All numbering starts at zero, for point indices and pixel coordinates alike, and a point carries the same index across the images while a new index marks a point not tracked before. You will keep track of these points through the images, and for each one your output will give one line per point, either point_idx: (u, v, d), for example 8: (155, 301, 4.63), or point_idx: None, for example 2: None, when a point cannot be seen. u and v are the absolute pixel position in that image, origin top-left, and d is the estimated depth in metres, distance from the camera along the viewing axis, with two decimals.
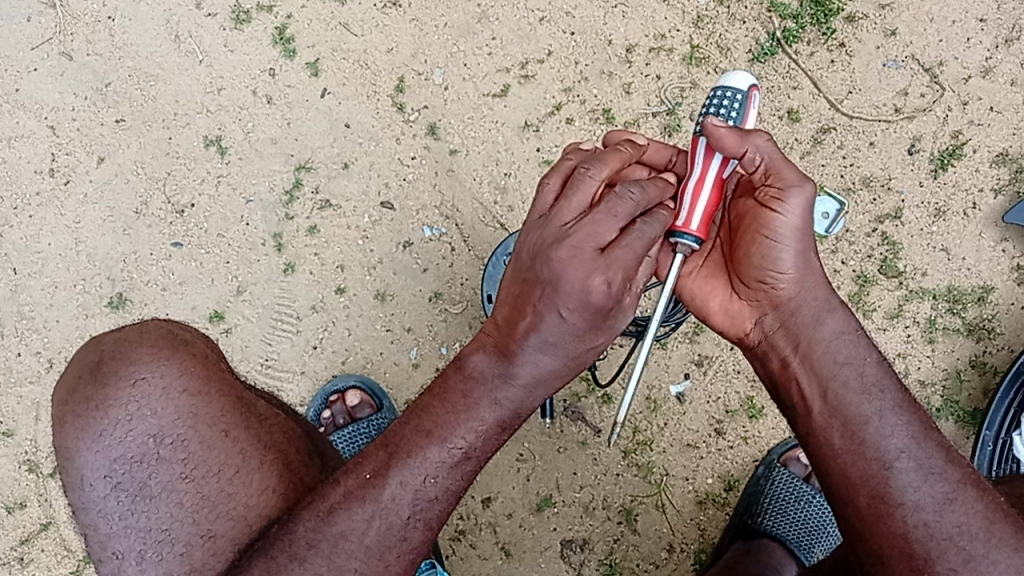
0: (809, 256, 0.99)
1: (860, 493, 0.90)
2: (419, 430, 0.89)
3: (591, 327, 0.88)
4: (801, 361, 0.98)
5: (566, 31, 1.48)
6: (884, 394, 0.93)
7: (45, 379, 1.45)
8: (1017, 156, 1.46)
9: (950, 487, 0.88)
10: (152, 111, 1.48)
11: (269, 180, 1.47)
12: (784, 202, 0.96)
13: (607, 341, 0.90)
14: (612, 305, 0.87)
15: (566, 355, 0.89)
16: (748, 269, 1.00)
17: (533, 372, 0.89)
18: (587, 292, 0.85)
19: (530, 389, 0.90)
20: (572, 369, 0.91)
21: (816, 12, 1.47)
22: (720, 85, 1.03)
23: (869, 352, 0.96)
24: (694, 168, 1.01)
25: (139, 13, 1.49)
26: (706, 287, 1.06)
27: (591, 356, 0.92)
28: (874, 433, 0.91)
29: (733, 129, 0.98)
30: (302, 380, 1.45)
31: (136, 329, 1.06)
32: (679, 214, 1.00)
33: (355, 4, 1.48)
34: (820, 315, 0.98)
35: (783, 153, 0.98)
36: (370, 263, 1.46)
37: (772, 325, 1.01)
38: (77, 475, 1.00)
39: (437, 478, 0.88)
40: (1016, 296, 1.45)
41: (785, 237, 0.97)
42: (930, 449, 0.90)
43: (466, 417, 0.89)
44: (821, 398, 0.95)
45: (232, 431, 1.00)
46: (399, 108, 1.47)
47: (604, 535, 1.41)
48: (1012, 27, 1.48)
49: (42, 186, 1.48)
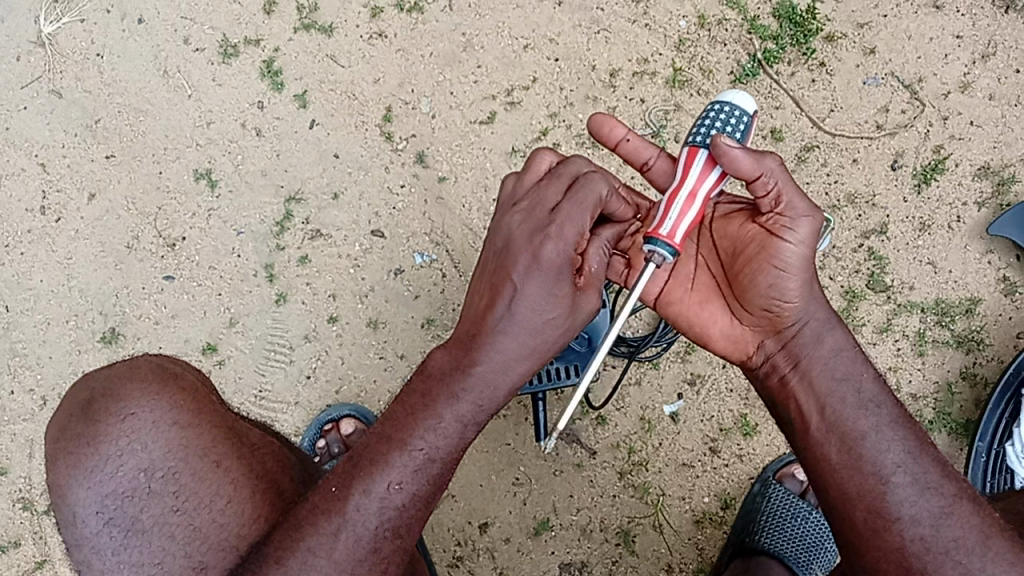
0: (812, 284, 0.99)
1: (857, 507, 0.90)
2: (415, 455, 0.90)
3: (544, 294, 0.94)
4: (800, 379, 0.99)
5: (550, 57, 1.51)
6: (881, 409, 0.94)
7: (39, 416, 1.45)
8: (998, 169, 1.48)
9: (945, 501, 0.89)
10: (141, 146, 1.49)
11: (260, 212, 1.48)
12: (793, 233, 0.95)
13: (563, 314, 0.96)
14: (563, 266, 0.95)
15: (527, 331, 0.94)
16: (752, 297, 1.00)
17: (494, 348, 0.93)
18: (538, 249, 0.94)
19: (496, 373, 0.93)
20: (534, 353, 0.95)
21: (796, 33, 1.50)
22: (721, 100, 1.02)
23: (865, 368, 0.98)
24: (687, 181, 0.99)
25: (128, 50, 1.51)
26: (701, 312, 1.06)
27: (553, 338, 0.96)
28: (872, 448, 0.92)
29: (748, 150, 0.93)
30: (297, 411, 1.45)
31: (126, 365, 1.06)
32: (664, 224, 0.96)
33: (341, 36, 1.50)
34: (819, 335, 0.99)
35: (793, 178, 0.95)
36: (362, 291, 1.46)
37: (773, 346, 1.02)
38: (68, 513, 0.99)
39: (400, 485, 0.89)
40: (1003, 308, 1.46)
41: (792, 268, 0.96)
42: (926, 461, 0.91)
43: (428, 406, 0.91)
44: (819, 414, 0.96)
45: (223, 461, 1.01)
46: (387, 137, 1.49)
47: (602, 557, 1.40)
48: (988, 43, 1.51)
49: (33, 224, 1.48)
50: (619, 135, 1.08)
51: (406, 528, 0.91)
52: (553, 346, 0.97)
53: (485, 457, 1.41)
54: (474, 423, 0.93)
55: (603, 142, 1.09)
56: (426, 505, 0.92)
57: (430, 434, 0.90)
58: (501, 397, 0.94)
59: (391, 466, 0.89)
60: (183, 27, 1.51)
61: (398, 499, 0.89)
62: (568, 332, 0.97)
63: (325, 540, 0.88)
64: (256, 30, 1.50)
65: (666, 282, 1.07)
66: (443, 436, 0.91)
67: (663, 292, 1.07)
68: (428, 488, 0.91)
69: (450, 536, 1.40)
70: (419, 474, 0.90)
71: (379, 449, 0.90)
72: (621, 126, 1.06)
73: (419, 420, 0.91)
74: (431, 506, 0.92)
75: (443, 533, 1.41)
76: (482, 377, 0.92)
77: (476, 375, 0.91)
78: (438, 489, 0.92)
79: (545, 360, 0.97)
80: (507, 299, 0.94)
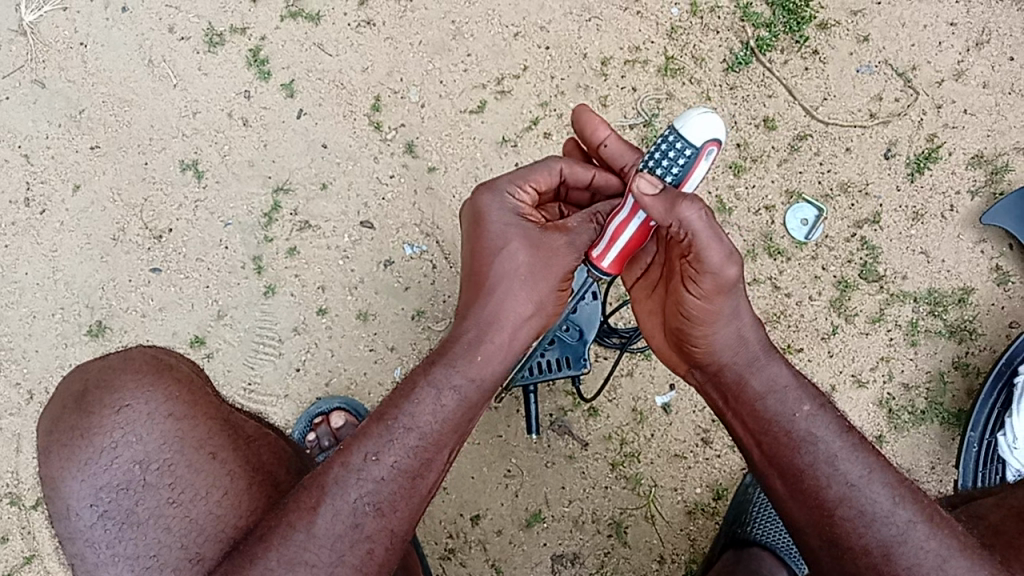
0: (745, 318, 0.97)
1: (810, 534, 0.91)
2: (395, 426, 0.93)
3: (496, 247, 1.00)
4: (733, 409, 1.00)
5: (541, 45, 1.49)
6: (816, 447, 0.93)
7: (26, 411, 1.43)
8: (991, 157, 1.48)
9: (897, 529, 0.88)
10: (127, 137, 1.47)
11: (248, 203, 1.46)
12: (707, 281, 0.94)
13: (520, 251, 1.00)
14: (511, 219, 1.02)
15: (489, 276, 1.00)
16: (683, 329, 1.00)
17: (468, 309, 1.00)
18: (477, 209, 1.03)
19: (473, 324, 0.98)
20: (503, 294, 0.99)
21: (789, 20, 1.49)
22: (676, 127, 0.98)
23: (799, 406, 0.95)
24: (625, 205, 0.99)
25: (112, 39, 1.49)
26: (651, 327, 1.09)
27: (523, 278, 1.00)
28: (813, 483, 0.92)
29: (661, 198, 0.93)
30: (286, 404, 1.43)
31: (120, 355, 1.04)
32: (597, 245, 1.02)
33: (329, 24, 1.49)
34: (750, 371, 0.98)
35: (711, 223, 0.92)
36: (351, 283, 1.45)
37: (704, 374, 1.03)
38: (61, 505, 0.97)
39: (377, 456, 0.91)
40: (996, 297, 1.46)
41: (712, 312, 0.96)
42: (876, 489, 0.90)
43: (415, 380, 0.95)
44: (757, 446, 0.97)
45: (219, 453, 0.99)
46: (376, 126, 1.47)
47: (595, 548, 1.40)
48: (981, 30, 1.50)
49: (18, 216, 1.46)
50: (602, 136, 1.08)
51: (392, 506, 0.91)
52: (531, 296, 1.00)
53: (477, 449, 1.40)
54: (450, 390, 0.95)
55: (586, 142, 1.10)
56: (412, 481, 0.93)
57: (413, 408, 0.93)
58: (491, 347, 0.98)
59: (379, 436, 0.92)
60: (168, 15, 1.49)
61: (377, 471, 0.91)
62: (544, 269, 1.00)
63: (331, 542, 0.88)
64: (242, 18, 1.49)
65: (637, 279, 1.08)
66: (429, 413, 0.94)
67: (631, 288, 1.10)
68: (414, 465, 0.93)
69: (441, 527, 1.39)
70: (398, 445, 0.92)
71: (368, 426, 0.93)
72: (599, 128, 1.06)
73: (402, 399, 0.94)
74: (418, 481, 0.93)
75: (434, 525, 1.40)
76: (462, 331, 0.98)
77: (452, 335, 0.99)
78: (427, 465, 0.94)
79: (530, 300, 1.00)
80: (472, 260, 1.02)
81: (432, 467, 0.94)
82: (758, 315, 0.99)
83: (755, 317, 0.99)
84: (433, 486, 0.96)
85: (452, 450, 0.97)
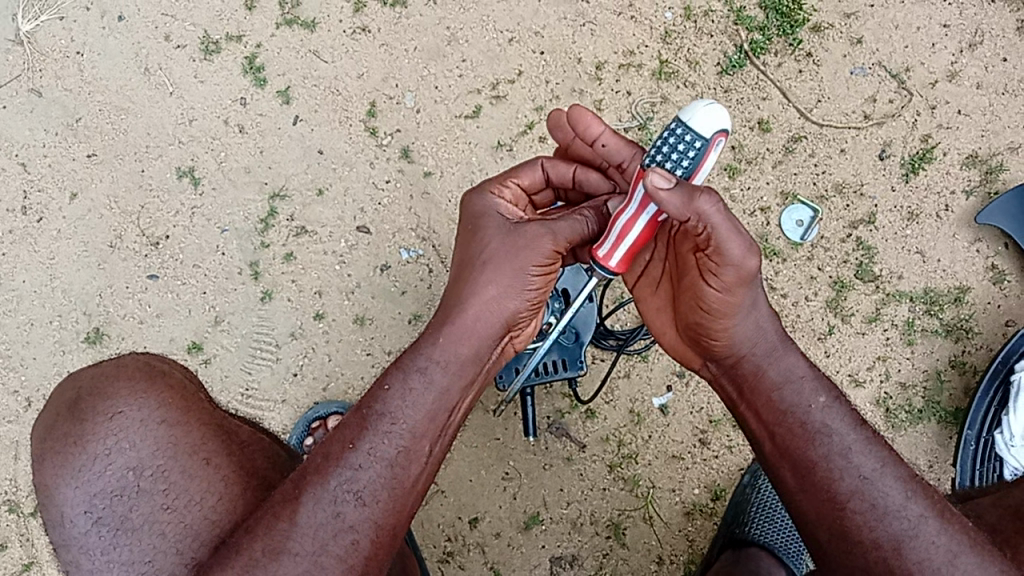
0: (761, 312, 0.98)
1: (818, 528, 0.91)
2: (368, 413, 0.94)
3: (471, 237, 1.04)
4: (747, 400, 1.00)
5: (535, 50, 1.49)
6: (831, 439, 0.93)
7: (24, 419, 1.43)
8: (986, 157, 1.48)
9: (909, 523, 0.88)
10: (124, 144, 1.48)
11: (245, 209, 1.47)
12: (729, 273, 0.92)
13: (490, 238, 1.02)
14: (487, 210, 1.05)
15: (463, 264, 1.03)
16: (695, 322, 1.01)
17: (446, 295, 1.03)
18: (463, 205, 1.08)
19: (443, 309, 1.01)
20: (469, 279, 1.00)
21: (782, 23, 1.49)
22: (682, 120, 0.97)
23: (816, 397, 0.96)
24: (631, 203, 0.98)
25: (109, 48, 1.50)
26: (660, 322, 1.09)
27: (488, 263, 1.00)
28: (824, 476, 0.92)
29: (677, 190, 0.89)
30: (284, 409, 1.43)
31: (113, 363, 1.04)
32: (603, 245, 1.00)
33: (324, 31, 1.50)
34: (766, 363, 0.99)
35: (731, 217, 0.90)
36: (348, 288, 1.45)
37: (719, 366, 1.03)
38: (56, 512, 0.97)
39: (354, 444, 0.92)
40: (992, 296, 1.46)
41: (730, 307, 0.95)
42: (889, 482, 0.90)
43: (387, 369, 0.97)
44: (769, 438, 0.97)
45: (213, 458, 0.99)
46: (371, 132, 1.48)
47: (594, 549, 1.39)
48: (974, 31, 1.51)
49: (15, 224, 1.47)
50: (597, 132, 1.06)
51: (374, 495, 0.91)
52: (497, 279, 0.99)
53: (475, 452, 1.40)
54: (416, 372, 0.96)
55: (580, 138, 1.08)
56: (393, 470, 0.92)
57: (383, 395, 0.94)
58: (454, 329, 0.98)
59: (359, 425, 0.93)
60: (163, 24, 1.50)
61: (354, 458, 0.91)
62: (510, 254, 1.00)
63: (312, 530, 0.88)
64: (237, 26, 1.49)
65: (639, 276, 1.09)
66: (400, 400, 0.94)
67: (636, 285, 1.10)
68: (396, 454, 0.93)
69: (439, 529, 1.39)
70: (374, 433, 0.93)
71: (348, 419, 0.95)
72: (591, 126, 1.04)
73: (377, 388, 0.95)
74: (400, 470, 0.92)
75: (432, 529, 1.39)
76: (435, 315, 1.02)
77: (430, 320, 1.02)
78: (407, 455, 0.93)
79: (491, 284, 0.99)
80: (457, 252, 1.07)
81: (414, 458, 0.93)
82: (772, 307, 1.00)
83: (770, 309, 0.99)
84: (420, 479, 0.94)
85: (434, 443, 0.96)
